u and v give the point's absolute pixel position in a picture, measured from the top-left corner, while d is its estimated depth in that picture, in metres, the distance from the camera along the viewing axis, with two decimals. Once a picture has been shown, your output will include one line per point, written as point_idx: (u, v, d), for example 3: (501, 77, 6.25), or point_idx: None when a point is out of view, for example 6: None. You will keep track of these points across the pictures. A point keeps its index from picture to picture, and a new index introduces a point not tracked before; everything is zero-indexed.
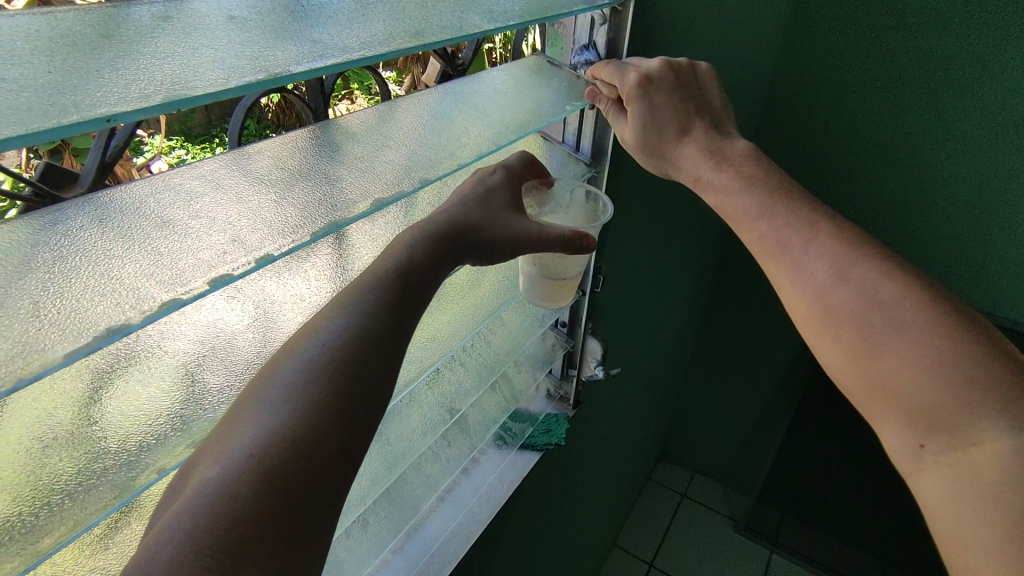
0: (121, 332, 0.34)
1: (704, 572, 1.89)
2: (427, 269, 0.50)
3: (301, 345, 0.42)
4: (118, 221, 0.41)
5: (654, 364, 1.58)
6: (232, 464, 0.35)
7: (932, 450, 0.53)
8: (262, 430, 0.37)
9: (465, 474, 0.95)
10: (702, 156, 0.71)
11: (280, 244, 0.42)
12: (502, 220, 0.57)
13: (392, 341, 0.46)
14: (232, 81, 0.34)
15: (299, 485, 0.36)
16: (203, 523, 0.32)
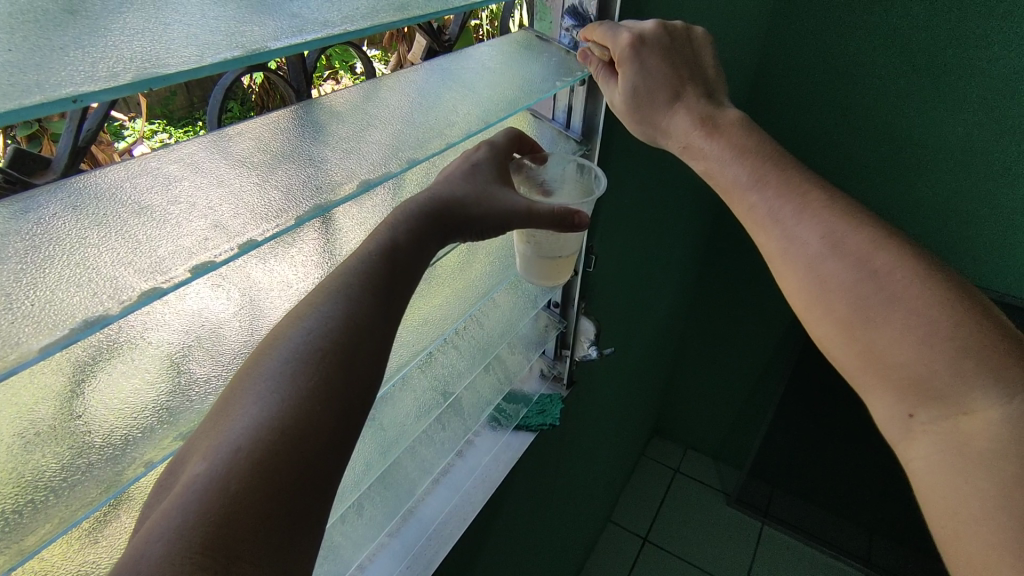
0: (100, 323, 0.32)
1: (697, 543, 1.91)
2: (413, 251, 0.49)
3: (286, 335, 0.41)
4: (94, 208, 0.39)
5: (646, 342, 1.58)
6: (220, 458, 0.34)
7: (920, 419, 0.54)
8: (250, 422, 0.36)
9: (460, 456, 0.95)
10: (692, 122, 0.69)
11: (263, 228, 0.41)
12: (491, 196, 0.55)
13: (380, 325, 0.45)
14: (207, 57, 0.33)
15: (290, 476, 0.35)
16: (192, 521, 0.32)
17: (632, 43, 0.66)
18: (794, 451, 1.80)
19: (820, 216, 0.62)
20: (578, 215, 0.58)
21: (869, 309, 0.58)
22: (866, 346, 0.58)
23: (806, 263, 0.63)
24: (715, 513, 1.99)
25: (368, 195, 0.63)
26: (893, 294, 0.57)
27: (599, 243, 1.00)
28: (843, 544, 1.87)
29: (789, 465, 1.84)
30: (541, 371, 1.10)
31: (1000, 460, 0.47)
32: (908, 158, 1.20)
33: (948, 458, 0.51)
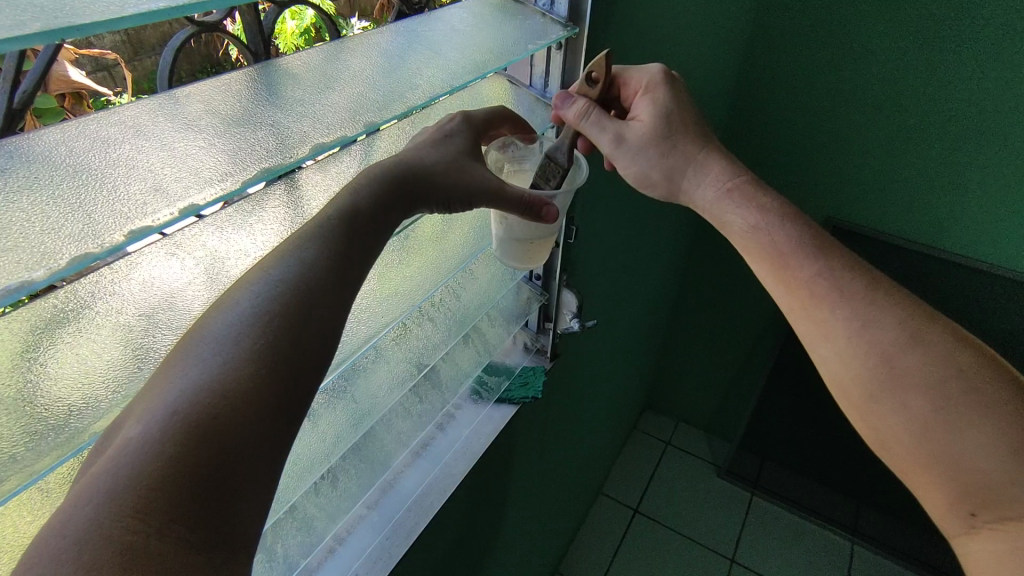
0: (23, 289, 0.31)
1: (686, 514, 1.93)
2: (374, 217, 0.48)
3: (234, 299, 0.40)
4: (24, 172, 0.37)
5: (635, 316, 1.58)
6: (156, 422, 0.33)
7: (982, 518, 0.54)
8: (190, 387, 0.35)
9: (440, 429, 0.95)
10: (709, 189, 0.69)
11: (206, 192, 0.39)
12: (460, 167, 0.54)
13: (337, 294, 0.43)
14: (129, 7, 0.31)
15: (230, 442, 0.34)
16: (124, 485, 0.30)
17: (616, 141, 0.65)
18: (783, 421, 1.81)
19: None
20: (547, 206, 0.57)
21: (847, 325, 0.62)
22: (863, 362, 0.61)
23: None
24: (706, 484, 2.01)
25: (334, 161, 0.62)
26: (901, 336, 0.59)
27: (581, 213, 0.99)
28: (830, 514, 1.89)
29: (778, 436, 1.86)
30: (524, 345, 1.09)
31: None
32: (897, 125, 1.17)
33: None
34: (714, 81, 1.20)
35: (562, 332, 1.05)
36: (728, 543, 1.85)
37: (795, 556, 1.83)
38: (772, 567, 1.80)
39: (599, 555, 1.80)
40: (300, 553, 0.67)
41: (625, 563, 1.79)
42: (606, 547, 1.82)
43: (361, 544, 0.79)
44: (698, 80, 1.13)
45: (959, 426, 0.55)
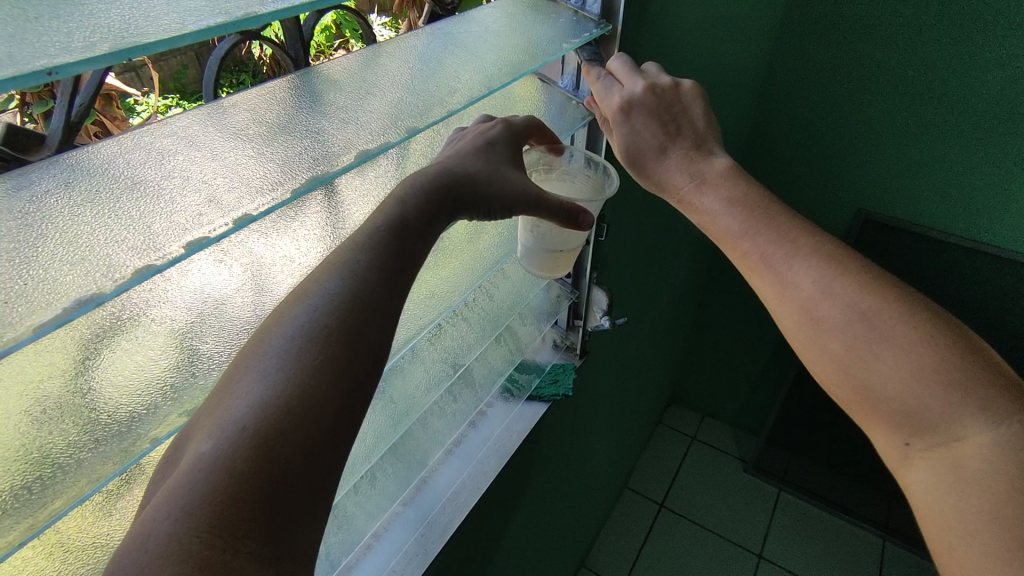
0: (93, 302, 0.32)
1: (713, 509, 1.92)
2: (423, 227, 0.48)
3: (291, 311, 0.41)
4: (90, 188, 0.39)
5: (662, 311, 1.56)
6: (225, 437, 0.34)
7: (917, 448, 0.54)
8: (254, 401, 0.36)
9: (473, 426, 0.95)
10: (684, 176, 0.68)
11: (259, 203, 0.40)
12: (504, 176, 0.54)
13: (386, 300, 0.44)
14: (189, 24, 0.31)
15: (295, 455, 0.35)
16: (199, 500, 0.32)
17: (622, 108, 0.66)
18: (813, 417, 1.79)
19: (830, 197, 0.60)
20: (585, 213, 0.56)
21: (779, 267, 0.63)
22: (795, 301, 0.62)
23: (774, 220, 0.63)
24: (732, 480, 1.99)
25: (371, 166, 0.62)
26: (836, 278, 0.60)
27: (612, 210, 0.98)
28: (860, 511, 1.86)
29: (807, 432, 1.83)
30: (554, 343, 1.08)
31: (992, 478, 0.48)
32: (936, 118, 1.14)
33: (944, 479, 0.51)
34: (745, 75, 1.17)
35: (591, 329, 1.05)
36: (755, 539, 1.84)
37: (823, 552, 1.81)
38: (801, 563, 1.78)
39: (624, 551, 1.80)
40: (341, 550, 0.68)
41: (651, 558, 1.78)
42: (632, 541, 1.82)
43: (397, 541, 0.80)
44: (729, 75, 1.10)
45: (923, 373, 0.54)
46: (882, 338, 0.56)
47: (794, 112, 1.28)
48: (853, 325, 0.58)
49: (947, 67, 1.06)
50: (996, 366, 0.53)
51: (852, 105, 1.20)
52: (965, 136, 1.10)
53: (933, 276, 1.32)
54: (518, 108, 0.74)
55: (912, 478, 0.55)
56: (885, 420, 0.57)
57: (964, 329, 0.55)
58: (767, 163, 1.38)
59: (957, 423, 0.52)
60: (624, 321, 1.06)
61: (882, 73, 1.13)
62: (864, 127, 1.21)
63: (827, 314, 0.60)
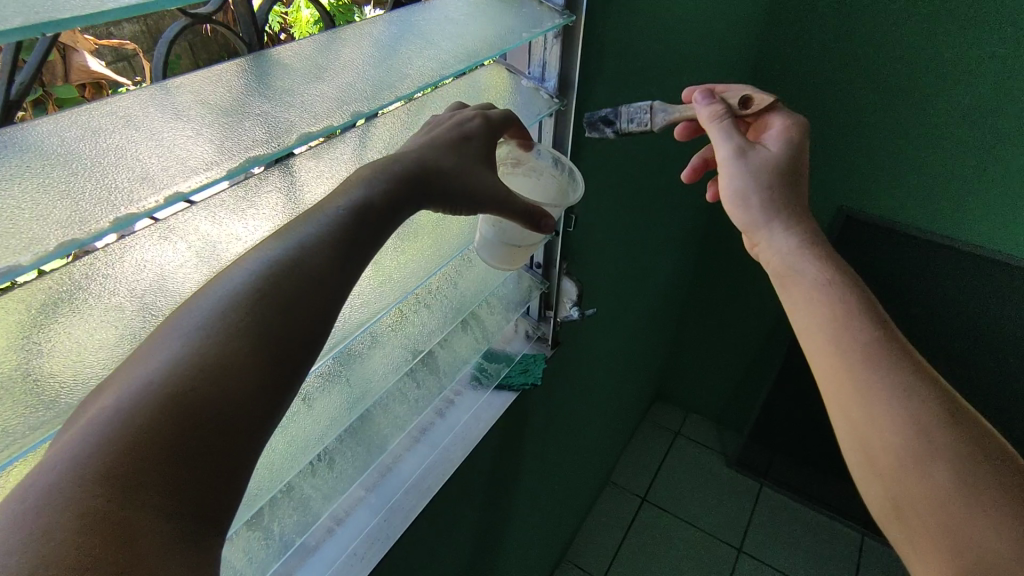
0: (12, 274, 0.33)
1: (695, 503, 1.93)
2: (378, 216, 0.48)
3: (225, 277, 0.41)
4: (36, 161, 0.39)
5: (645, 306, 1.57)
6: (132, 394, 0.35)
7: None
8: (169, 363, 0.37)
9: (440, 415, 0.94)
10: (793, 237, 0.67)
11: (191, 181, 0.40)
12: (471, 175, 0.55)
13: (331, 285, 0.44)
14: (109, 2, 0.32)
15: (206, 423, 0.36)
16: (91, 455, 0.32)
17: (739, 150, 0.66)
18: (796, 414, 1.80)
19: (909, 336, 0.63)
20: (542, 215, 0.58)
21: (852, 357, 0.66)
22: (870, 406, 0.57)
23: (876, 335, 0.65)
24: (715, 474, 2.01)
25: (329, 149, 0.63)
26: (891, 348, 0.59)
27: (588, 205, 0.98)
28: (841, 507, 1.88)
29: (791, 429, 1.84)
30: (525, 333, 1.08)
31: None
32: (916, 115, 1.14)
33: None
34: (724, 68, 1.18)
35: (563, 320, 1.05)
36: (736, 534, 1.85)
37: (803, 545, 1.84)
38: (780, 557, 1.80)
39: (605, 544, 1.81)
40: (296, 531, 0.69)
41: (632, 551, 1.79)
42: (614, 533, 1.83)
43: (358, 525, 0.81)
44: (706, 68, 1.11)
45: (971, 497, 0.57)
46: (912, 424, 0.55)
47: None
48: (914, 446, 0.54)
49: None
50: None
51: None
52: None
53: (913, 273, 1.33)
54: (484, 96, 0.74)
55: None
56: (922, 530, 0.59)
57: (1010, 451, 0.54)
58: None
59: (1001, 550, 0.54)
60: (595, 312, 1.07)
61: None
62: None
63: (867, 392, 0.58)
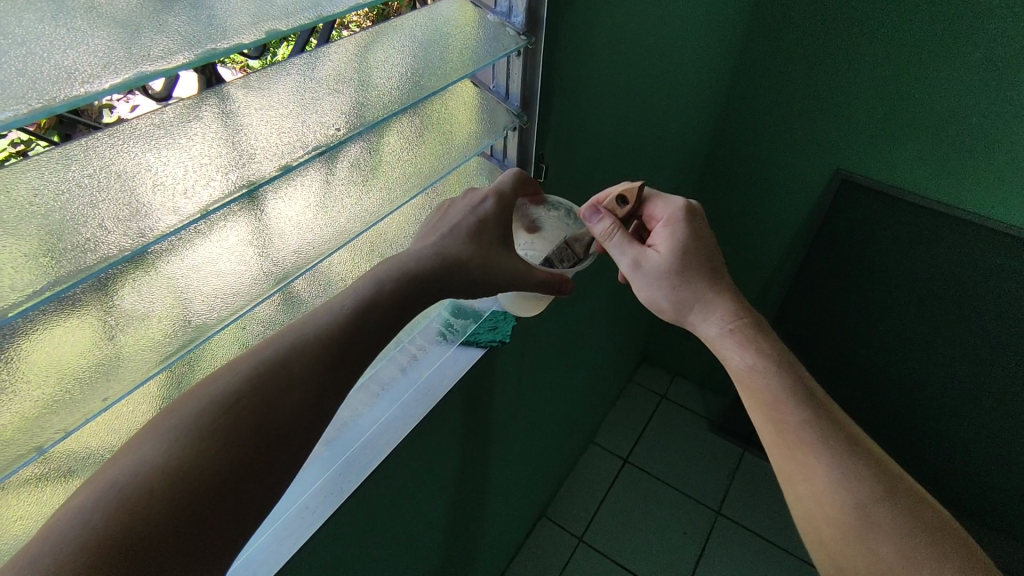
0: (90, 272, 0.41)
1: (677, 463, 2.04)
2: (392, 308, 0.60)
3: (247, 358, 0.52)
4: (60, 181, 0.44)
5: (627, 275, 1.66)
6: (158, 454, 0.45)
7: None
8: (186, 429, 0.47)
9: (401, 371, 0.87)
10: (719, 322, 0.74)
11: (223, 193, 0.48)
12: (493, 259, 0.68)
13: (360, 355, 0.57)
14: (173, 58, 0.40)
15: (214, 490, 0.46)
16: (134, 501, 0.43)
17: (636, 263, 0.73)
18: None
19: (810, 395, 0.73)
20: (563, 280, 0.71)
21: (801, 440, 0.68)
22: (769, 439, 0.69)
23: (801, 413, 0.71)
24: (697, 439, 2.11)
25: None
26: (811, 414, 0.67)
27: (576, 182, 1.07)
28: None
29: None
30: None
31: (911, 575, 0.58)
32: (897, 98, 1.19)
33: None
34: (704, 66, 1.23)
35: None
36: (714, 495, 1.95)
37: (777, 511, 1.90)
38: (753, 520, 1.88)
39: (588, 500, 1.91)
40: None
41: (614, 506, 1.90)
42: (594, 492, 1.93)
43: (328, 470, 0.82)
44: (683, 66, 1.16)
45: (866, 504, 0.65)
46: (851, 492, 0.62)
47: (759, 88, 1.34)
48: (845, 510, 0.62)
49: (902, 50, 1.14)
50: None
51: (811, 83, 1.27)
52: (914, 117, 1.19)
53: None
54: (453, 114, 0.74)
55: None
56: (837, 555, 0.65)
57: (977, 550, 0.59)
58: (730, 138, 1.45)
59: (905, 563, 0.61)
60: None
61: (841, 54, 1.20)
62: (823, 105, 1.28)
63: (800, 453, 0.66)
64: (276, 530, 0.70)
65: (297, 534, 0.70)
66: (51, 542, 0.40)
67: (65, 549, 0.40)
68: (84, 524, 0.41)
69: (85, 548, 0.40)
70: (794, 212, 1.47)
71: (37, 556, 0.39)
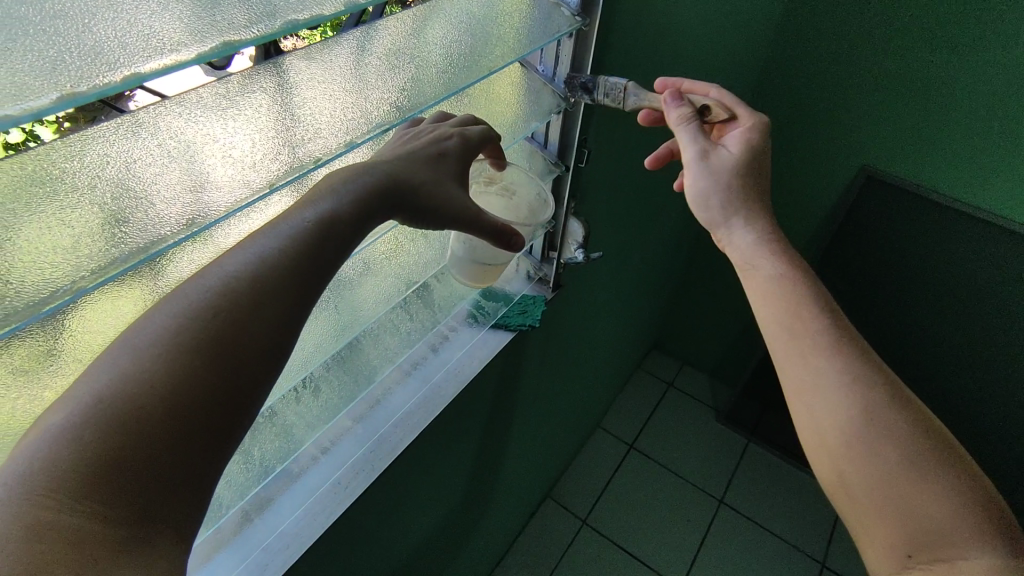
0: (165, 247, 0.44)
1: (684, 451, 2.05)
2: (352, 227, 0.50)
3: (182, 290, 0.44)
4: (131, 151, 0.46)
5: (645, 265, 1.65)
6: (75, 409, 0.38)
7: (915, 561, 0.55)
8: (113, 376, 0.40)
9: (432, 351, 0.92)
10: (752, 234, 0.72)
11: (285, 174, 0.51)
12: (444, 191, 0.55)
13: (323, 272, 0.48)
14: (253, 29, 0.42)
15: (149, 441, 0.39)
16: (49, 467, 0.36)
17: (704, 147, 0.72)
18: None
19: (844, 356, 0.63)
20: (515, 234, 0.59)
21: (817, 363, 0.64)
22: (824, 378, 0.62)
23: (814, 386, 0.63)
24: (707, 427, 2.13)
25: None
26: (826, 324, 0.65)
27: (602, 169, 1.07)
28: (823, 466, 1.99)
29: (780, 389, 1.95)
30: (527, 274, 1.06)
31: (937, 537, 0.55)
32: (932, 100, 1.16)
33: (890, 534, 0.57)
34: (740, 59, 1.21)
35: (566, 263, 1.00)
36: (719, 485, 1.96)
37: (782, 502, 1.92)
38: (759, 510, 1.90)
39: (593, 483, 1.94)
40: (277, 458, 0.69)
41: (617, 489, 1.93)
42: (601, 475, 1.96)
43: (344, 454, 0.79)
44: (718, 57, 1.14)
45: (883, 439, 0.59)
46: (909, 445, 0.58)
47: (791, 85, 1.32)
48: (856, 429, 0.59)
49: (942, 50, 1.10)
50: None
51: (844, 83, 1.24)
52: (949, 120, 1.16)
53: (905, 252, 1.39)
54: (497, 93, 0.75)
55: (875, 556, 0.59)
56: (868, 522, 0.59)
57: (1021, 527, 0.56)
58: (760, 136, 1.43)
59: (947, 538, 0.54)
60: (601, 256, 1.02)
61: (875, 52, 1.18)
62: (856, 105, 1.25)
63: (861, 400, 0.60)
64: (311, 504, 0.75)
65: (328, 509, 0.75)
66: (24, 459, 0.36)
67: (39, 472, 0.36)
68: (63, 438, 0.37)
69: (75, 467, 0.36)
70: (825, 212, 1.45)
71: (19, 475, 0.36)
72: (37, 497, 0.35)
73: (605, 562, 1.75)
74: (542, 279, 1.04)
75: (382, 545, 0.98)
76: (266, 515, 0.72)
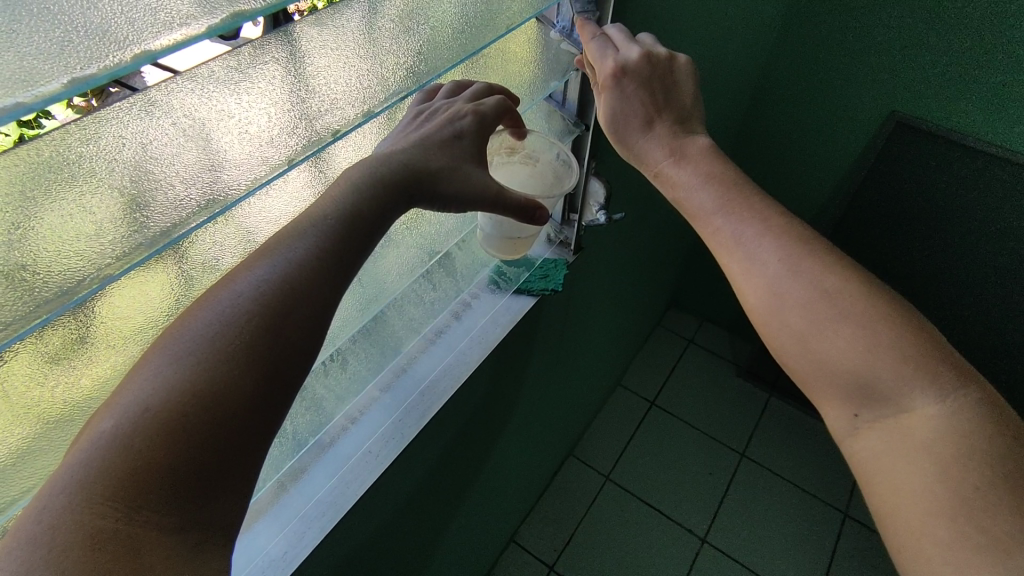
0: (186, 229, 0.42)
1: (704, 407, 2.05)
2: (373, 223, 0.49)
3: (217, 295, 0.44)
4: (146, 132, 0.45)
5: (663, 223, 1.61)
6: (124, 416, 0.39)
7: (865, 419, 0.60)
8: (158, 382, 0.40)
9: (455, 318, 0.91)
10: (662, 152, 0.71)
11: (302, 147, 0.48)
12: (465, 174, 0.54)
13: (351, 265, 0.49)
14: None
15: (200, 442, 0.39)
16: (104, 471, 0.37)
17: (614, 71, 0.66)
18: None
19: (779, 239, 0.65)
20: (539, 208, 0.57)
21: (748, 246, 0.66)
22: (760, 277, 0.65)
23: (764, 278, 0.65)
24: (728, 383, 2.11)
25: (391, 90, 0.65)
26: (765, 213, 0.66)
27: None
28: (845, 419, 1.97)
29: None
30: (547, 237, 1.04)
31: (940, 447, 0.54)
32: (967, 41, 1.09)
33: (888, 444, 0.58)
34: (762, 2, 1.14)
35: (587, 225, 0.98)
36: (740, 439, 1.96)
37: (802, 456, 1.92)
38: (780, 463, 1.90)
39: (613, 440, 1.96)
40: (309, 430, 0.71)
41: (639, 446, 1.94)
42: (623, 431, 1.97)
43: (374, 423, 0.80)
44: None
45: (840, 325, 0.60)
46: (845, 317, 0.60)
47: (818, 29, 1.24)
48: (812, 296, 0.62)
49: None
50: (1004, 404, 0.56)
51: (873, 24, 1.17)
52: (986, 60, 1.09)
53: (936, 202, 1.33)
54: (513, 55, 0.72)
55: (860, 446, 0.61)
56: (835, 395, 0.62)
57: (971, 367, 0.58)
58: (784, 84, 1.36)
59: (907, 396, 0.57)
60: (624, 218, 0.98)
61: None
62: (886, 47, 1.18)
63: (791, 290, 0.63)
64: (341, 475, 0.76)
65: (360, 479, 0.76)
66: (77, 465, 0.37)
67: (95, 476, 0.36)
68: (112, 444, 0.37)
69: (126, 471, 0.37)
70: (853, 161, 1.39)
71: (75, 482, 0.36)
72: (95, 502, 0.36)
73: (627, 518, 1.78)
74: (562, 242, 1.02)
75: (411, 507, 1.00)
76: (300, 486, 0.73)
